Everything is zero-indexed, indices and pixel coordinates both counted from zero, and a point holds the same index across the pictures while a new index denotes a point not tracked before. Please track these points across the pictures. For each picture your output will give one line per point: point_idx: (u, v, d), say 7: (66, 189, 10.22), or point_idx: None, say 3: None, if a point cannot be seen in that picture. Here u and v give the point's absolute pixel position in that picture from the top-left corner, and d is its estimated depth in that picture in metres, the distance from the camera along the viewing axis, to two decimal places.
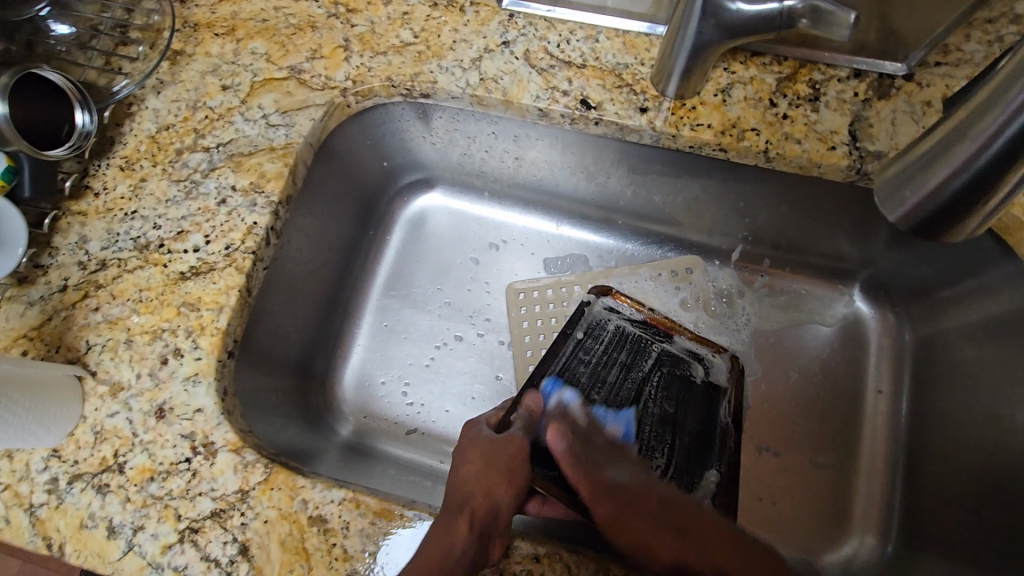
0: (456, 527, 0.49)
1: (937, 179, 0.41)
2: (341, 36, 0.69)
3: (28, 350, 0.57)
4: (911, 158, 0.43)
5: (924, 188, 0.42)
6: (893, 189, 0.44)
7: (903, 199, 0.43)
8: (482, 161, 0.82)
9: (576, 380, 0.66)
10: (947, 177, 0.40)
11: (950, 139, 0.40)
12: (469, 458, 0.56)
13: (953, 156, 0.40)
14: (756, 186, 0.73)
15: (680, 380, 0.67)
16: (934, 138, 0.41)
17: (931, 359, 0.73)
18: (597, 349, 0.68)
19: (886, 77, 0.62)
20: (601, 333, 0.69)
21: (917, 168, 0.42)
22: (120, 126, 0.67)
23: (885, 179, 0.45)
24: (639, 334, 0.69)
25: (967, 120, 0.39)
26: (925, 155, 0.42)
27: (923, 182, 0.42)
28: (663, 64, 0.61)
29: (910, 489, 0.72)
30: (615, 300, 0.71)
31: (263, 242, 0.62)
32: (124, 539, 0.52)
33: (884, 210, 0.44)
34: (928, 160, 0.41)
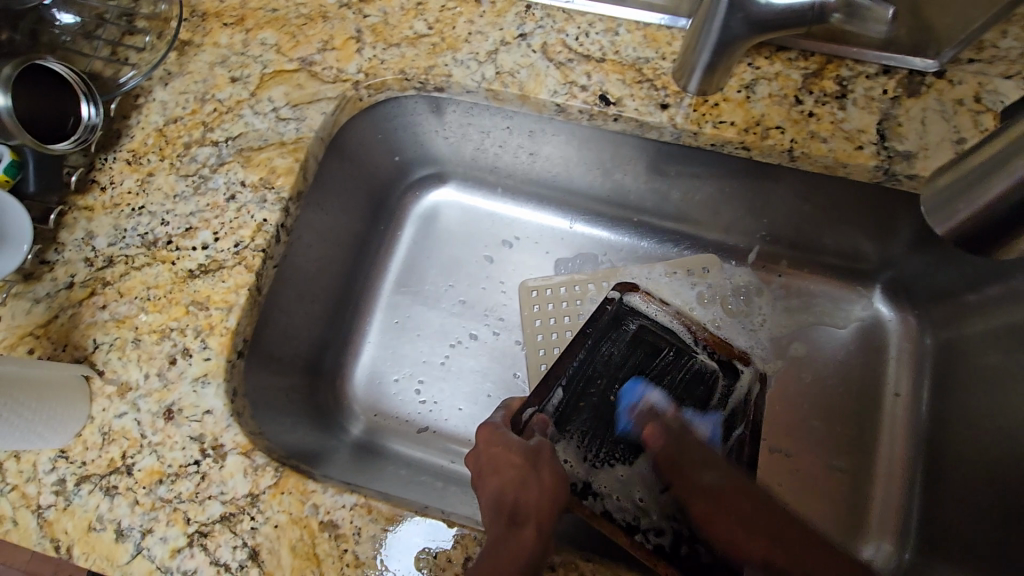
0: (522, 537, 0.48)
1: (993, 192, 0.39)
2: (352, 26, 0.67)
3: (34, 349, 0.56)
4: (966, 170, 0.41)
5: (978, 202, 0.40)
6: (947, 201, 0.42)
7: (956, 211, 0.41)
8: (496, 156, 0.81)
9: (593, 379, 0.65)
10: (1007, 189, 0.38)
11: (1009, 151, 0.38)
12: (513, 465, 0.54)
13: (1014, 168, 0.38)
14: (777, 185, 0.71)
15: (702, 385, 0.65)
16: (995, 147, 0.39)
17: (953, 363, 0.72)
18: (616, 352, 0.66)
19: (916, 74, 0.60)
20: (622, 334, 0.67)
21: (973, 179, 0.40)
22: (126, 118, 0.65)
23: (936, 190, 0.43)
24: (663, 334, 0.67)
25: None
26: (980, 167, 0.40)
27: (979, 194, 0.40)
28: (687, 57, 0.59)
29: (928, 497, 0.70)
30: (641, 298, 0.68)
31: (273, 239, 0.61)
32: (133, 542, 0.51)
33: (933, 223, 0.43)
34: (986, 171, 0.39)
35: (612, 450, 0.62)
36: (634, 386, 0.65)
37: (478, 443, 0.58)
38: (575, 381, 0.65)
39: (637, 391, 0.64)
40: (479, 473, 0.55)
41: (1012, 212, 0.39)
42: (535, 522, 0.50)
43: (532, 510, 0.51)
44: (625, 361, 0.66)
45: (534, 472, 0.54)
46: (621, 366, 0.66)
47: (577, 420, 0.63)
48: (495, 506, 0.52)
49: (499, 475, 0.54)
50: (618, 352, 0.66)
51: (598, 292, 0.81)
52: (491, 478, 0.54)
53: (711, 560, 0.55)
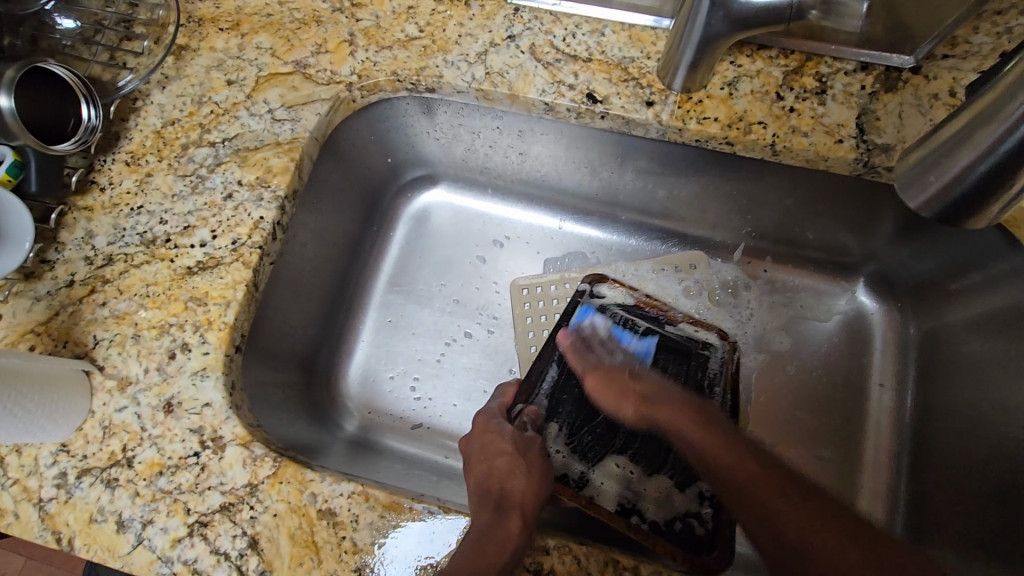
0: (510, 519, 0.51)
1: (961, 163, 0.41)
2: (346, 30, 0.69)
3: (36, 346, 0.57)
4: (937, 144, 0.43)
5: (946, 175, 0.42)
6: (919, 174, 0.44)
7: (927, 184, 0.44)
8: (486, 156, 0.82)
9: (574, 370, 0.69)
10: (971, 163, 0.40)
11: (974, 125, 0.40)
12: (505, 452, 0.59)
13: (977, 141, 0.40)
14: (763, 181, 0.73)
15: (675, 361, 0.70)
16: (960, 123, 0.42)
17: (936, 352, 0.73)
18: (593, 341, 0.70)
19: (893, 70, 0.62)
20: (595, 323, 0.71)
21: (941, 153, 0.43)
22: (125, 121, 0.66)
23: (912, 164, 0.45)
24: (630, 319, 0.72)
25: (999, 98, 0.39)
26: (947, 143, 0.42)
27: (948, 166, 0.42)
28: (670, 56, 0.61)
29: (917, 484, 0.72)
30: (609, 286, 0.73)
31: (269, 236, 0.62)
32: (134, 533, 0.52)
33: (908, 196, 0.45)
34: (952, 145, 0.42)
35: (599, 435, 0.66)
36: None
37: (473, 431, 0.64)
38: (558, 372, 0.69)
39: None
40: (471, 457, 0.61)
41: (979, 184, 0.41)
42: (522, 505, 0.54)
43: (518, 494, 0.55)
44: (603, 348, 0.70)
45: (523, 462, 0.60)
46: (599, 354, 0.70)
47: (564, 411, 0.67)
48: (484, 488, 0.56)
49: (491, 461, 0.59)
50: (593, 340, 0.71)
51: None
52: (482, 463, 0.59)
53: (704, 530, 0.59)
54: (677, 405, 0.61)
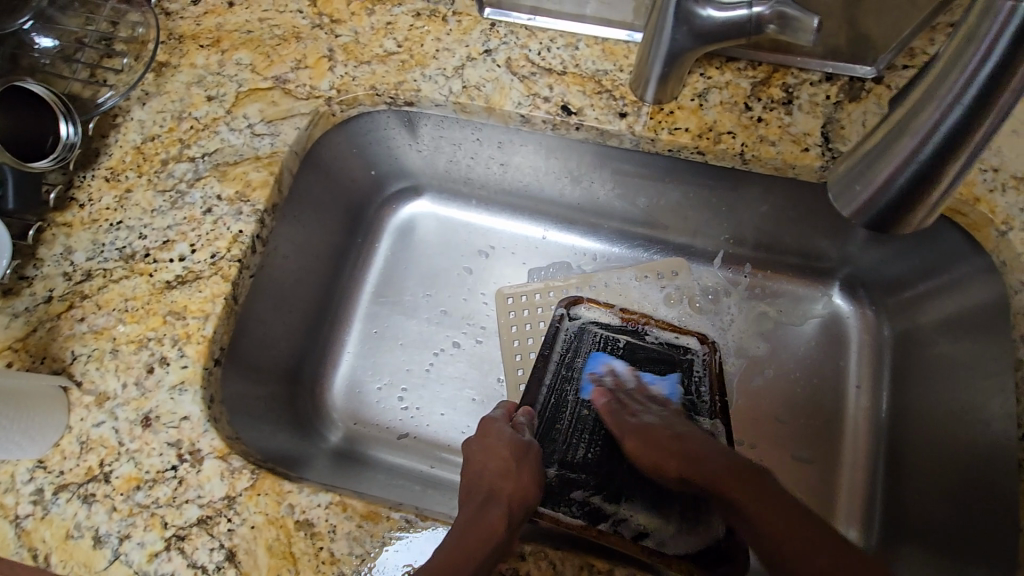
0: (491, 517, 0.52)
1: (885, 173, 0.45)
2: (325, 46, 0.70)
3: (13, 362, 0.57)
4: (863, 156, 0.47)
5: (874, 184, 0.46)
6: (847, 185, 0.48)
7: (857, 194, 0.47)
8: (468, 167, 0.83)
9: (565, 396, 0.71)
10: (892, 174, 0.44)
11: (893, 136, 0.43)
12: (501, 457, 0.59)
13: (896, 152, 0.43)
14: (736, 189, 0.74)
15: (659, 370, 0.74)
16: (883, 133, 0.45)
17: (910, 353, 0.75)
18: (579, 364, 0.73)
19: (857, 80, 0.64)
20: (576, 345, 0.74)
21: (865, 165, 0.46)
22: (105, 137, 0.67)
23: (842, 174, 0.49)
24: (610, 334, 0.75)
25: (908, 115, 0.42)
26: (870, 155, 0.46)
27: (874, 176, 0.45)
28: (641, 70, 0.63)
29: (894, 487, 0.73)
30: (587, 306, 0.75)
31: (249, 249, 0.63)
32: (110, 548, 0.52)
33: (841, 206, 0.49)
34: (875, 157, 0.45)
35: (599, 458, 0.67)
36: (601, 390, 0.72)
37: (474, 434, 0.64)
38: (550, 400, 0.71)
39: (604, 394, 0.71)
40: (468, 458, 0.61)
41: (905, 191, 0.45)
42: (509, 508, 0.54)
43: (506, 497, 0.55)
44: (590, 370, 0.73)
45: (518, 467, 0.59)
46: (584, 375, 0.72)
47: (560, 441, 0.68)
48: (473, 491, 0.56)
49: (486, 463, 0.59)
50: (579, 363, 0.73)
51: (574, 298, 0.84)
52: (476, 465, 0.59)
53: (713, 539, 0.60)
54: (688, 433, 0.63)
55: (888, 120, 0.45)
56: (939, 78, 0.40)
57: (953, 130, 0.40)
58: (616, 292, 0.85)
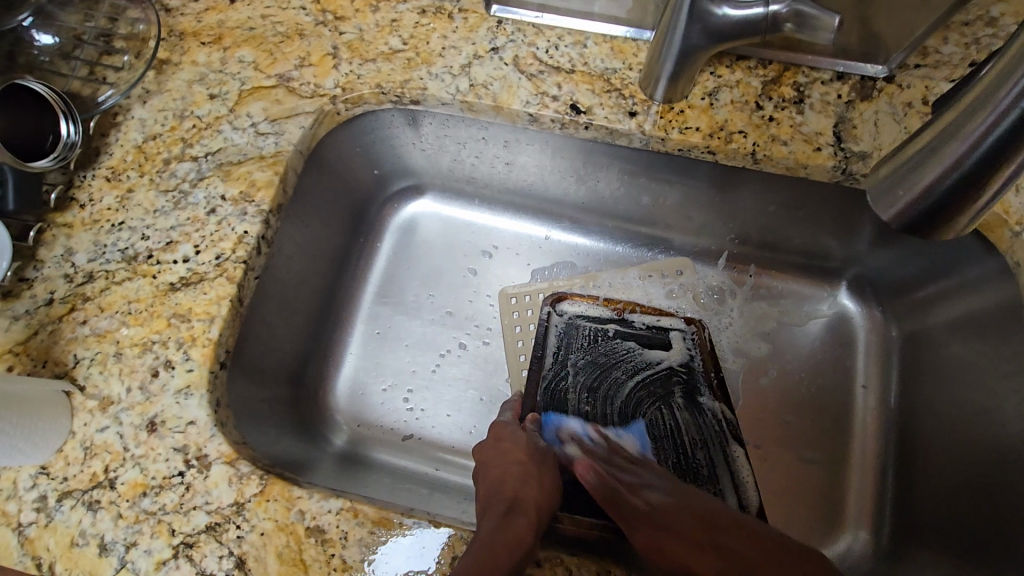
0: (517, 522, 0.50)
1: (929, 177, 0.40)
2: (329, 43, 0.69)
3: (14, 366, 0.56)
4: (903, 159, 0.42)
5: (917, 187, 0.41)
6: (888, 187, 0.43)
7: (896, 199, 0.42)
8: (473, 166, 0.83)
9: (565, 393, 0.72)
10: (938, 177, 0.40)
11: (942, 139, 0.39)
12: (520, 462, 0.58)
13: (943, 155, 0.39)
14: (745, 188, 0.74)
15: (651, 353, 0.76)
16: (922, 139, 0.41)
17: (918, 354, 0.75)
18: (573, 359, 0.74)
19: (868, 79, 0.64)
20: (567, 341, 0.75)
21: (909, 167, 0.41)
22: (105, 136, 0.66)
23: (880, 177, 0.43)
24: (597, 324, 0.77)
25: (957, 119, 0.39)
26: (914, 157, 0.41)
27: (916, 180, 0.41)
28: (651, 67, 0.62)
29: (902, 486, 0.73)
30: (572, 302, 0.78)
31: (253, 251, 0.62)
32: (117, 556, 0.51)
33: (877, 211, 0.43)
34: (920, 159, 0.41)
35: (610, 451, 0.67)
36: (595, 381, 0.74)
37: (488, 438, 0.63)
38: (551, 398, 0.72)
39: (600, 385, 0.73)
40: (485, 463, 0.60)
41: (948, 197, 0.40)
42: (534, 514, 0.53)
43: (532, 500, 0.54)
44: (582, 362, 0.74)
45: (537, 471, 0.58)
46: (579, 369, 0.74)
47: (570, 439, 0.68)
48: (495, 494, 0.54)
49: (506, 467, 0.57)
50: (572, 357, 0.75)
51: None
52: (496, 468, 0.58)
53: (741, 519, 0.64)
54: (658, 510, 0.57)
55: (934, 121, 0.41)
56: (1001, 74, 0.36)
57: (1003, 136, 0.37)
58: (620, 291, 0.85)
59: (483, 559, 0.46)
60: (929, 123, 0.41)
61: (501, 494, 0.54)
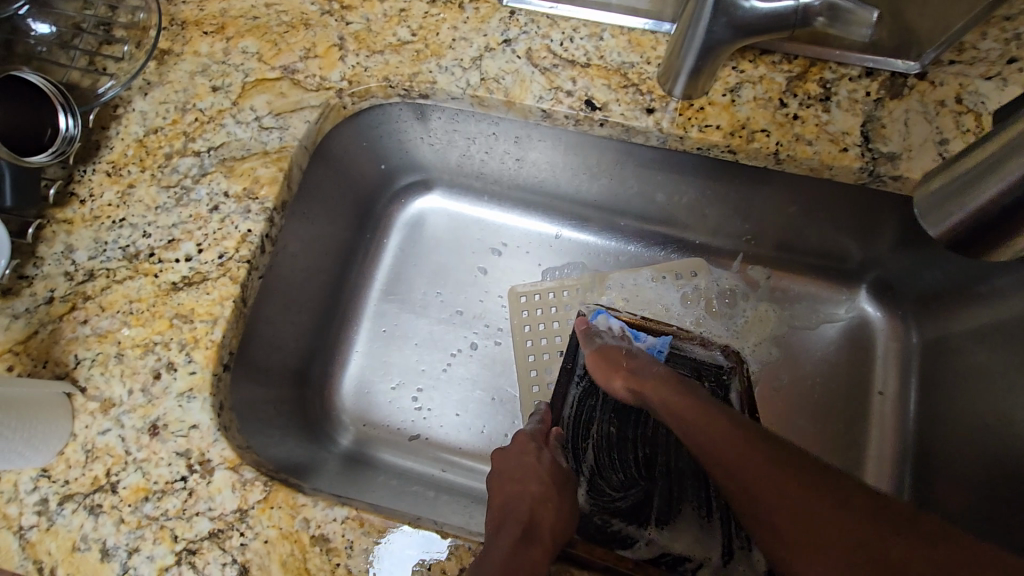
0: (533, 543, 0.49)
1: (985, 195, 0.40)
2: (335, 34, 0.66)
3: (14, 366, 0.55)
4: (956, 174, 0.42)
5: (969, 205, 0.41)
6: (939, 203, 0.44)
7: (948, 213, 0.43)
8: (482, 162, 0.80)
9: (590, 413, 0.69)
10: (994, 195, 0.40)
11: (1000, 157, 0.39)
12: (540, 480, 0.57)
13: (1004, 172, 0.39)
14: (763, 187, 0.71)
15: None
16: (983, 154, 0.41)
17: (940, 361, 0.73)
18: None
19: (898, 76, 0.61)
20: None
21: (963, 182, 0.42)
22: (106, 129, 0.64)
23: (932, 190, 0.44)
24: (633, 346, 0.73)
25: (1016, 140, 0.38)
26: (967, 174, 0.41)
27: (970, 197, 0.41)
28: (671, 63, 0.59)
29: (919, 497, 0.71)
30: (609, 318, 0.74)
31: (257, 249, 0.60)
32: (119, 561, 0.50)
33: (927, 224, 0.45)
34: (975, 175, 0.41)
35: (628, 478, 0.64)
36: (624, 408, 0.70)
37: (510, 448, 0.62)
38: (576, 416, 0.68)
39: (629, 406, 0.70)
40: (503, 475, 0.59)
41: (1000, 214, 0.40)
42: (552, 536, 0.51)
43: (550, 519, 0.53)
44: None
45: (556, 489, 0.57)
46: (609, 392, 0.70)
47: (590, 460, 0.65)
48: (513, 512, 0.53)
49: (525, 485, 0.56)
50: None
51: (586, 299, 0.82)
52: (515, 484, 0.57)
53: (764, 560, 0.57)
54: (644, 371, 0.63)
55: (993, 136, 0.40)
56: None
57: None
58: (632, 292, 0.83)
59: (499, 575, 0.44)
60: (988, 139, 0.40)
61: (517, 513, 0.53)
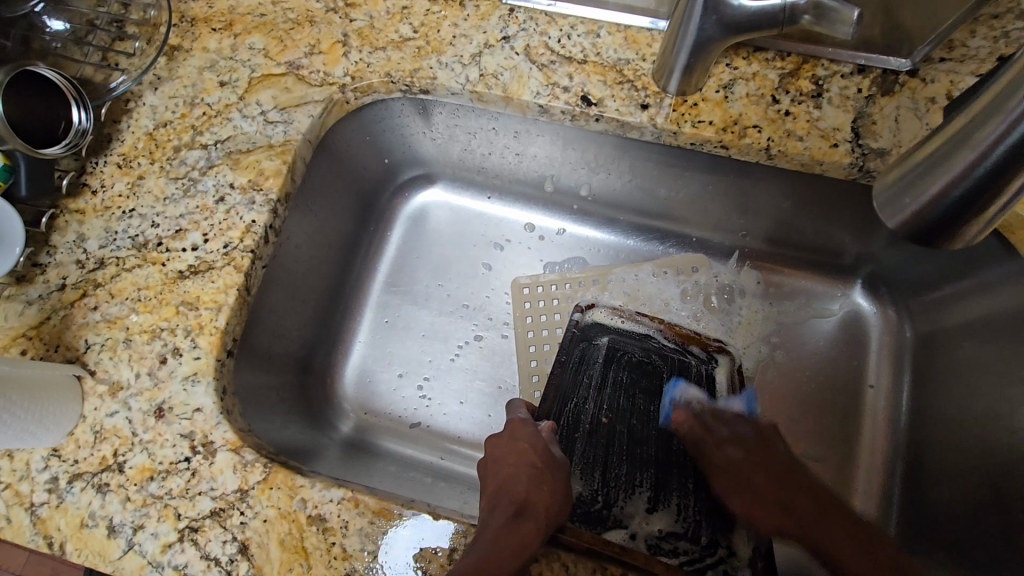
0: (523, 527, 0.49)
1: (939, 184, 0.41)
2: (339, 31, 0.68)
3: (27, 350, 0.57)
4: (911, 166, 0.43)
5: (925, 196, 0.42)
6: (894, 195, 0.44)
7: (903, 206, 0.44)
8: (483, 156, 0.82)
9: (581, 406, 0.68)
10: (947, 185, 0.41)
11: (951, 147, 0.41)
12: (533, 463, 0.56)
13: (954, 163, 0.40)
14: (756, 184, 0.72)
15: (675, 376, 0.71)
16: (933, 145, 0.42)
17: (932, 355, 0.73)
18: (594, 370, 0.71)
19: (890, 73, 0.61)
20: (592, 352, 0.72)
21: (916, 175, 0.43)
22: (117, 122, 0.66)
23: (886, 185, 0.45)
24: (627, 341, 0.72)
25: (968, 128, 0.40)
26: (922, 164, 0.42)
27: (924, 188, 0.42)
28: (665, 59, 0.60)
29: (909, 492, 0.72)
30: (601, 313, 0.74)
31: (261, 239, 0.62)
32: (124, 538, 0.52)
33: (884, 217, 0.45)
34: (926, 168, 0.42)
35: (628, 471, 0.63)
36: (617, 400, 0.69)
37: (502, 433, 0.61)
38: (566, 408, 0.68)
39: (625, 402, 0.70)
40: (495, 459, 0.57)
41: (958, 203, 0.41)
42: (544, 518, 0.51)
43: (543, 503, 0.52)
44: (604, 377, 0.70)
45: (550, 471, 0.56)
46: (600, 384, 0.70)
47: (580, 451, 0.65)
48: (505, 496, 0.53)
49: (517, 467, 0.55)
50: (595, 371, 0.70)
51: (588, 291, 0.84)
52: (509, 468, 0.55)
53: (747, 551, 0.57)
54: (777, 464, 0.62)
55: (943, 130, 0.42)
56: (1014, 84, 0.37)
57: (1010, 150, 0.38)
58: (632, 288, 0.84)
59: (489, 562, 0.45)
60: (939, 132, 0.42)
61: (512, 495, 0.52)
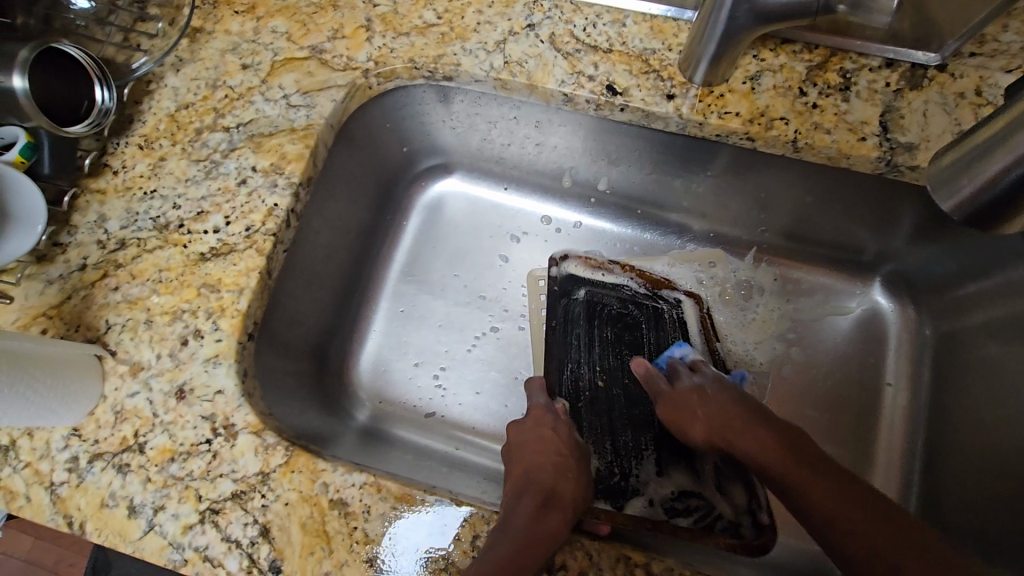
0: (554, 513, 0.52)
1: (992, 167, 0.41)
2: (362, 15, 0.68)
3: (47, 329, 0.57)
4: (966, 150, 0.43)
5: (979, 178, 0.42)
6: (951, 178, 0.45)
7: (960, 188, 0.44)
8: (502, 146, 0.82)
9: (577, 371, 0.77)
10: (1003, 168, 0.41)
11: (1008, 130, 0.40)
12: (558, 452, 0.60)
13: (1013, 145, 0.40)
14: (778, 179, 0.72)
15: (649, 324, 0.80)
16: (991, 130, 0.42)
17: (953, 353, 0.73)
18: (581, 330, 0.79)
19: (918, 67, 0.61)
20: (576, 311, 0.80)
21: (970, 158, 0.43)
22: (138, 103, 0.66)
23: (944, 167, 0.45)
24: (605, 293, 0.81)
25: None
26: (978, 148, 0.42)
27: (980, 171, 0.42)
28: (692, 49, 0.60)
29: (926, 490, 0.72)
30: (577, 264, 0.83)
31: (283, 223, 0.62)
32: (145, 519, 0.52)
33: (940, 199, 0.46)
34: (982, 151, 0.42)
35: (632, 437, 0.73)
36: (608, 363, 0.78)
37: (526, 422, 0.65)
38: (563, 375, 0.76)
39: (611, 361, 0.78)
40: (521, 446, 0.61)
41: (1012, 187, 0.41)
42: (570, 506, 0.54)
43: (570, 492, 0.56)
44: (590, 336, 0.78)
45: (572, 462, 0.60)
46: (589, 344, 0.78)
47: (585, 417, 0.74)
48: (533, 482, 0.56)
49: (544, 457, 0.59)
50: (582, 331, 0.78)
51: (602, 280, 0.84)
52: (534, 455, 0.59)
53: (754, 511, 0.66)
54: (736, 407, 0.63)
55: (1005, 114, 0.42)
56: None
57: None
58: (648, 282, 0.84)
59: (527, 538, 0.47)
60: (997, 116, 0.42)
61: (539, 482, 0.56)
